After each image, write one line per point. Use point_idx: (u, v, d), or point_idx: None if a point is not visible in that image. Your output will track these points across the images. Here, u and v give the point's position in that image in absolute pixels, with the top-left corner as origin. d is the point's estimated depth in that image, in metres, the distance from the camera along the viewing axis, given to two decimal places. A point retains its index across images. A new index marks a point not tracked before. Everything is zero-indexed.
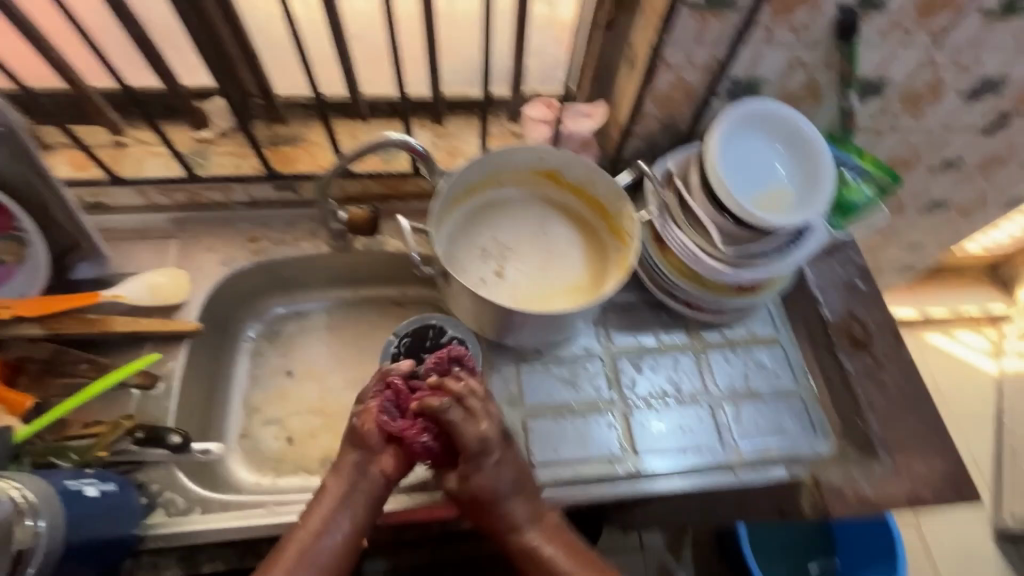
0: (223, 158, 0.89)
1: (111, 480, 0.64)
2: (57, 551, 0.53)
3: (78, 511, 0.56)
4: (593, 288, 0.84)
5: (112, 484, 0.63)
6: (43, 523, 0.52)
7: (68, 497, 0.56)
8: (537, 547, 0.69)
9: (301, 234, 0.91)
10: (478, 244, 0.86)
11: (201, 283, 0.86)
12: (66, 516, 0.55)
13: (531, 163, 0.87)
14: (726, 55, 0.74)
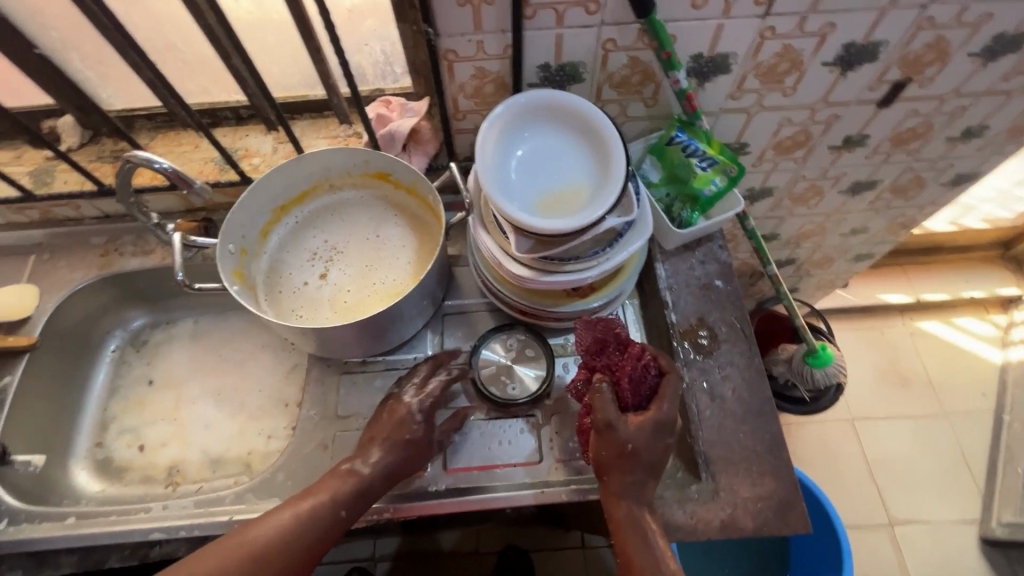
0: (68, 175, 0.90)
1: None
2: None
3: None
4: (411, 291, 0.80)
5: None
6: None
7: None
8: (634, 525, 0.65)
9: (151, 247, 0.93)
10: (308, 249, 0.85)
11: (49, 298, 0.89)
12: None
13: (357, 164, 0.84)
14: (517, 41, 0.67)
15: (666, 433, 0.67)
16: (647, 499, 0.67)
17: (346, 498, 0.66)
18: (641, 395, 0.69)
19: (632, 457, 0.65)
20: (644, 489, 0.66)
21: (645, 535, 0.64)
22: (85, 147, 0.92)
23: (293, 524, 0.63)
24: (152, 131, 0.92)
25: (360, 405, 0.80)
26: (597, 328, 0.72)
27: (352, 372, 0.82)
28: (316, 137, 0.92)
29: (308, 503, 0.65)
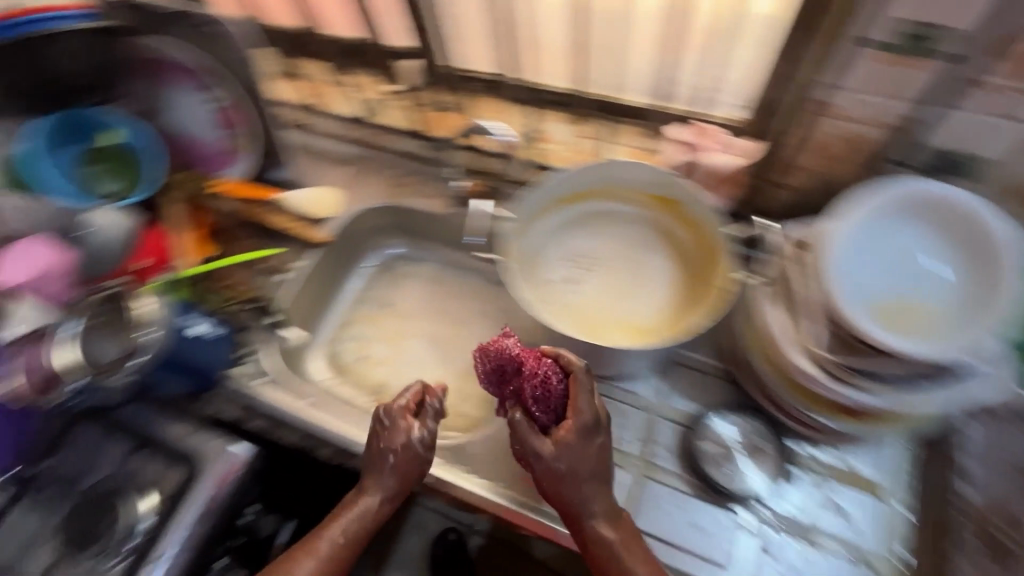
0: (397, 112, 1.03)
1: (224, 327, 0.85)
2: (157, 356, 0.77)
3: (182, 341, 0.80)
4: (662, 333, 0.76)
5: (223, 330, 0.84)
6: (155, 331, 0.76)
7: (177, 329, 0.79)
8: (602, 534, 0.64)
9: (433, 193, 1.03)
10: (564, 247, 0.85)
11: (348, 208, 1.03)
12: (174, 341, 0.79)
13: (648, 183, 0.80)
14: (912, 114, 0.66)
15: (572, 449, 0.65)
16: (592, 509, 0.65)
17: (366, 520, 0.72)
18: (552, 410, 0.68)
19: (563, 483, 0.65)
20: (586, 512, 0.65)
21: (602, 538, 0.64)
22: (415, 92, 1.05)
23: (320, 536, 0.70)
24: (474, 95, 1.01)
25: None
26: (501, 352, 0.72)
27: None
28: (611, 143, 0.92)
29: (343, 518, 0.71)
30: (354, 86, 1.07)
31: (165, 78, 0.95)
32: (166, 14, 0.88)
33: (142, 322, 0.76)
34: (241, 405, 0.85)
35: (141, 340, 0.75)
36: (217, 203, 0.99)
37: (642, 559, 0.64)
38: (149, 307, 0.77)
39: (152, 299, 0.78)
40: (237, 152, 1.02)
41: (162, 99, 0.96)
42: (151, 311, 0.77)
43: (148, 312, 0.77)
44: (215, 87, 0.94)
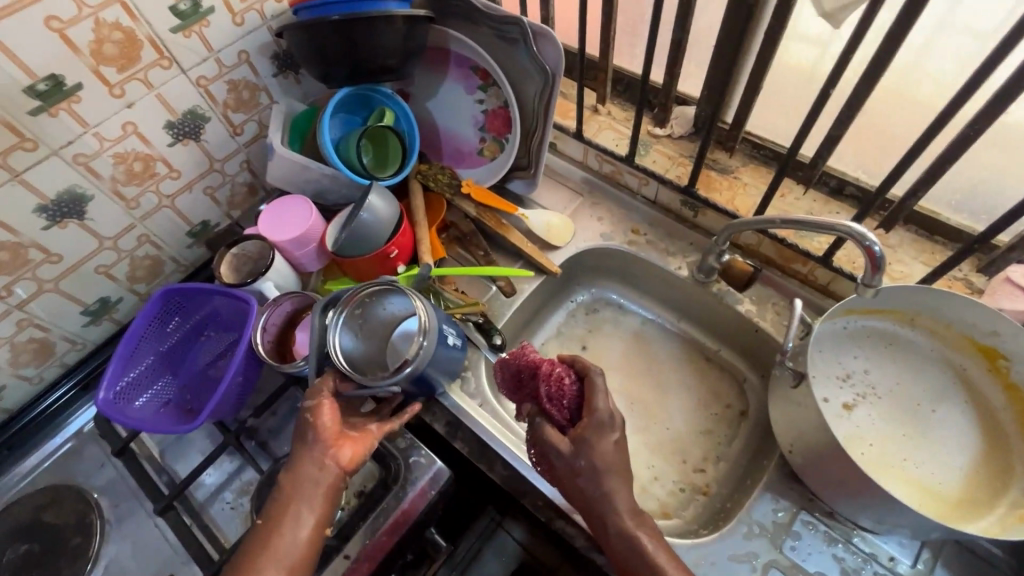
0: (657, 156, 0.96)
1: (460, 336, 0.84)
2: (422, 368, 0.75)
3: (442, 352, 0.78)
4: (961, 508, 0.65)
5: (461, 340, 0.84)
6: (426, 343, 0.73)
7: (442, 340, 0.77)
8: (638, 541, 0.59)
9: (674, 250, 0.95)
10: (841, 363, 0.75)
11: (578, 241, 0.98)
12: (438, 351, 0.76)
13: (976, 329, 0.69)
14: None
15: (593, 455, 0.61)
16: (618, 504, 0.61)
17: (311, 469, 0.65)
18: (567, 410, 0.66)
19: (581, 477, 0.62)
20: (615, 517, 0.61)
21: (618, 531, 0.60)
22: (682, 141, 0.97)
23: (319, 491, 0.64)
24: (751, 161, 0.92)
25: (810, 558, 0.68)
26: (518, 361, 0.70)
27: (812, 516, 0.71)
28: (914, 258, 0.79)
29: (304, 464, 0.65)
30: (617, 118, 1.02)
31: (447, 70, 0.99)
32: (478, 16, 0.89)
33: (422, 331, 0.73)
34: (445, 421, 0.83)
35: (415, 352, 0.72)
36: (456, 204, 0.98)
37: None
38: (426, 315, 0.74)
39: (426, 306, 0.76)
40: (487, 157, 1.02)
41: (434, 91, 1.02)
42: (428, 321, 0.74)
43: (425, 322, 0.74)
44: (491, 94, 0.97)
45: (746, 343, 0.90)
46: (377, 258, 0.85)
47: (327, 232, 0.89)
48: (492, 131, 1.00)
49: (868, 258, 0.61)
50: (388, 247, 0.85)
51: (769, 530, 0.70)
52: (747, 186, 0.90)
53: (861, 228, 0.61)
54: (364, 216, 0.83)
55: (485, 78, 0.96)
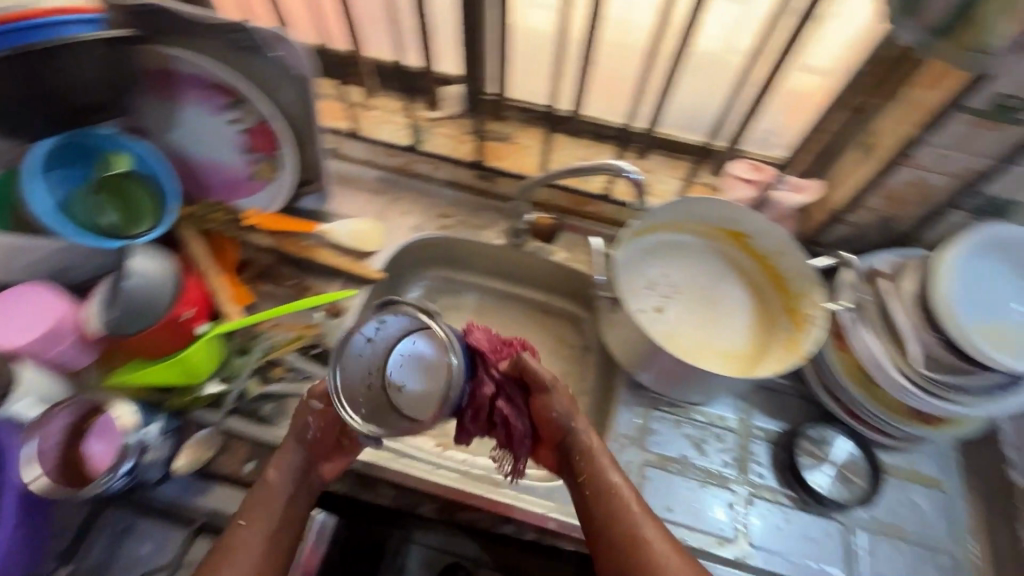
0: (441, 139, 0.97)
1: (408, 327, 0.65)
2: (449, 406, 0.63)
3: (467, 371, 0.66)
4: (752, 358, 0.82)
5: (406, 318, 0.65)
6: (456, 362, 0.64)
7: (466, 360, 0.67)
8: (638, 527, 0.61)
9: (484, 223, 0.98)
10: (644, 276, 0.87)
11: (393, 240, 0.95)
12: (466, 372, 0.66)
13: (723, 218, 0.85)
14: (988, 171, 0.68)
15: (558, 407, 0.67)
16: (614, 485, 0.64)
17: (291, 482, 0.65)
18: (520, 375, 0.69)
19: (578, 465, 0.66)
20: (607, 500, 0.63)
21: (610, 524, 0.62)
22: (460, 118, 0.99)
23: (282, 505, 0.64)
24: (524, 123, 0.99)
25: (670, 446, 0.79)
26: (481, 342, 0.69)
27: (662, 410, 0.82)
28: (670, 176, 0.95)
29: (270, 479, 0.65)
30: (390, 109, 1.00)
31: (182, 96, 0.86)
32: (198, 30, 0.79)
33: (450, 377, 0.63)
34: None
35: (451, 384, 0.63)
36: (247, 239, 0.87)
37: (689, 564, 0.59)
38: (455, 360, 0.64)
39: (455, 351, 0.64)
40: (264, 180, 0.92)
41: (173, 121, 0.88)
42: (456, 362, 0.63)
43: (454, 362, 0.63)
44: (244, 110, 0.87)
45: (572, 286, 0.98)
46: (168, 323, 0.72)
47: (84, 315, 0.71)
48: (261, 150, 0.90)
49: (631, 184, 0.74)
50: (177, 309, 0.72)
51: (634, 437, 0.80)
52: (529, 147, 0.97)
53: (618, 162, 0.74)
54: (128, 282, 0.70)
55: (230, 95, 0.85)
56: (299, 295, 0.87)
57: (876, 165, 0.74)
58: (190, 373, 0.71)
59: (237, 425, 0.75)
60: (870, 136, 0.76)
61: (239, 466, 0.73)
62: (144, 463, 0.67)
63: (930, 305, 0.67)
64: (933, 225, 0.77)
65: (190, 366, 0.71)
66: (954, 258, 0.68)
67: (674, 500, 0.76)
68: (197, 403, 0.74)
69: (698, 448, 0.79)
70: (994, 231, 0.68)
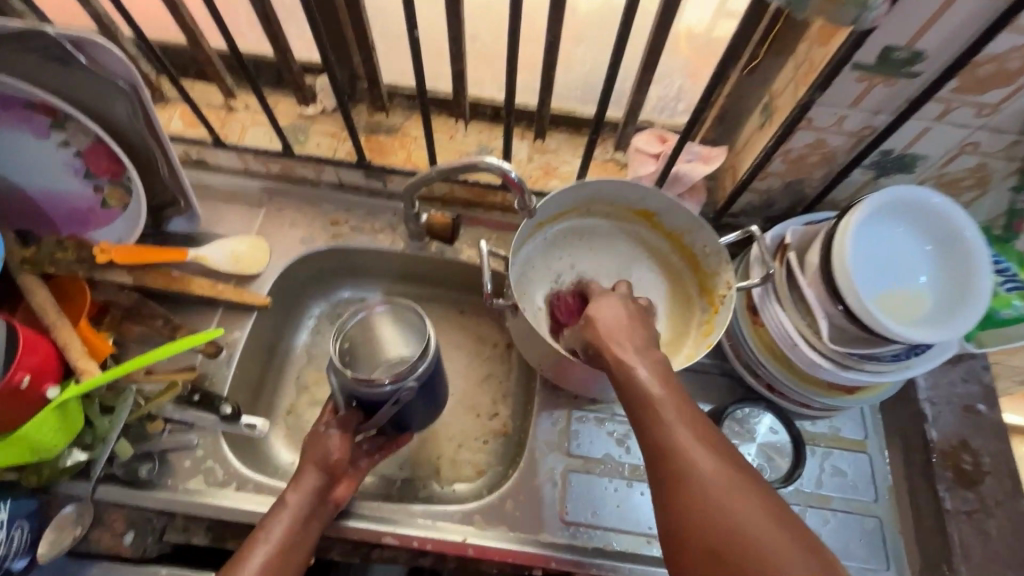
0: (319, 138, 0.87)
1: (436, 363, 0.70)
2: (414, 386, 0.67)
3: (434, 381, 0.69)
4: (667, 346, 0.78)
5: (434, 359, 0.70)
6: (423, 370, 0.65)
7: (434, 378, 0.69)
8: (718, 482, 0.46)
9: (380, 226, 0.89)
10: (553, 269, 0.82)
11: (278, 257, 0.86)
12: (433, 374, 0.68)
13: (628, 200, 0.79)
14: (884, 126, 0.63)
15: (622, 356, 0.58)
16: (677, 443, 0.49)
17: (309, 504, 0.63)
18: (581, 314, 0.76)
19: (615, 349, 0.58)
20: (672, 441, 0.50)
21: (663, 394, 0.53)
22: (338, 111, 0.90)
23: (293, 529, 0.61)
24: (410, 111, 0.89)
25: (592, 447, 0.76)
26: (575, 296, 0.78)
27: (582, 410, 0.78)
28: (572, 154, 0.88)
29: (291, 500, 0.63)
30: (257, 109, 0.89)
31: None
32: None
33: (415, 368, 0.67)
34: (204, 530, 0.69)
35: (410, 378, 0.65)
36: (101, 279, 0.76)
37: (762, 503, 0.45)
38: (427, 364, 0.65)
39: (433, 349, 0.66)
40: (116, 206, 0.81)
41: None
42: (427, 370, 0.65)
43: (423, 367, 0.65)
44: (73, 130, 0.74)
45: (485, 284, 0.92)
46: (4, 396, 0.61)
47: None
48: (104, 174, 0.78)
49: (512, 184, 0.67)
50: (12, 376, 0.62)
51: (555, 442, 0.76)
52: (416, 138, 0.88)
53: (497, 159, 0.66)
54: None
55: (53, 113, 0.72)
56: (173, 335, 0.77)
57: (773, 129, 0.69)
58: (36, 451, 0.62)
59: (108, 494, 0.68)
60: (767, 96, 0.71)
61: (118, 539, 0.67)
62: None
63: (832, 274, 0.63)
64: (839, 185, 0.73)
65: (33, 444, 0.61)
66: (856, 223, 0.64)
67: (601, 504, 0.72)
68: (59, 476, 0.66)
69: (623, 445, 0.76)
70: (915, 188, 0.63)
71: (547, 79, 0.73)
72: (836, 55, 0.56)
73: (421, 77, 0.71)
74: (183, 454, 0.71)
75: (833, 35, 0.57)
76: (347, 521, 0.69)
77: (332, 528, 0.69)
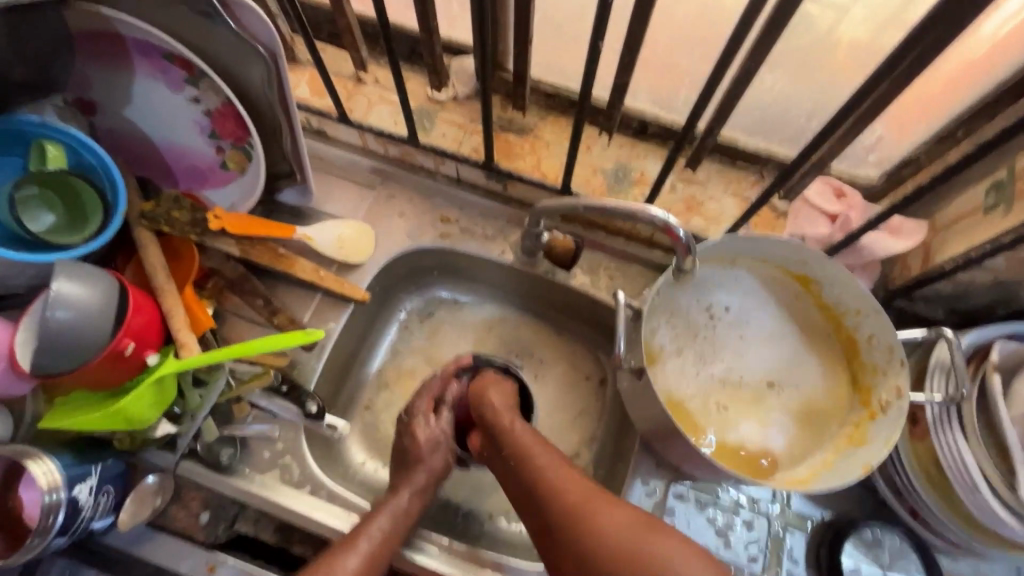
0: (445, 127, 0.80)
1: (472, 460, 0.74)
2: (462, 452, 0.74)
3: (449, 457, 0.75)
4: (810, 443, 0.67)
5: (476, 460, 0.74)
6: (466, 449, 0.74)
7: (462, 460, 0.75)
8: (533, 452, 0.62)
9: (491, 233, 0.82)
10: (675, 326, 0.70)
11: (383, 248, 0.81)
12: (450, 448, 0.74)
13: (788, 260, 0.67)
14: None
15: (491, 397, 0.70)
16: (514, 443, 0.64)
17: (418, 502, 0.65)
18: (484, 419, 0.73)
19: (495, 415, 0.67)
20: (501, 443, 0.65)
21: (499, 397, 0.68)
22: (470, 101, 0.82)
23: (391, 530, 0.61)
24: (547, 111, 0.80)
25: (688, 531, 0.68)
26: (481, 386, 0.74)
27: (682, 485, 0.69)
28: (723, 191, 0.76)
29: (397, 501, 0.63)
30: (386, 85, 0.83)
31: (132, 63, 0.70)
32: None
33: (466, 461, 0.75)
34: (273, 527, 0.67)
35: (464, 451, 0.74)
36: (211, 245, 0.74)
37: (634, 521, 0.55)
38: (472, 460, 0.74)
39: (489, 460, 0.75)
40: (234, 170, 0.78)
41: (127, 94, 0.73)
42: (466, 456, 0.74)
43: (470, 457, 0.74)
44: (205, 88, 0.71)
45: (591, 316, 0.83)
46: (109, 359, 0.61)
47: (17, 341, 0.62)
48: (228, 137, 0.75)
49: (676, 242, 0.56)
50: (119, 341, 0.61)
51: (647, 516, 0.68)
52: (549, 143, 0.79)
53: (662, 212, 0.55)
54: (55, 314, 0.58)
55: (189, 68, 0.69)
56: (271, 316, 0.74)
57: (1010, 222, 0.55)
58: (131, 422, 0.61)
59: (190, 472, 0.67)
60: (1007, 175, 0.56)
61: (193, 519, 0.66)
62: (81, 521, 0.59)
63: None
64: None
65: (129, 416, 0.60)
66: None
67: None
68: (149, 444, 0.65)
69: (720, 535, 0.67)
70: None
71: (727, 108, 0.62)
72: None
73: (582, 85, 0.62)
74: (263, 444, 0.69)
75: None
76: (411, 552, 0.65)
77: (399, 561, 0.65)
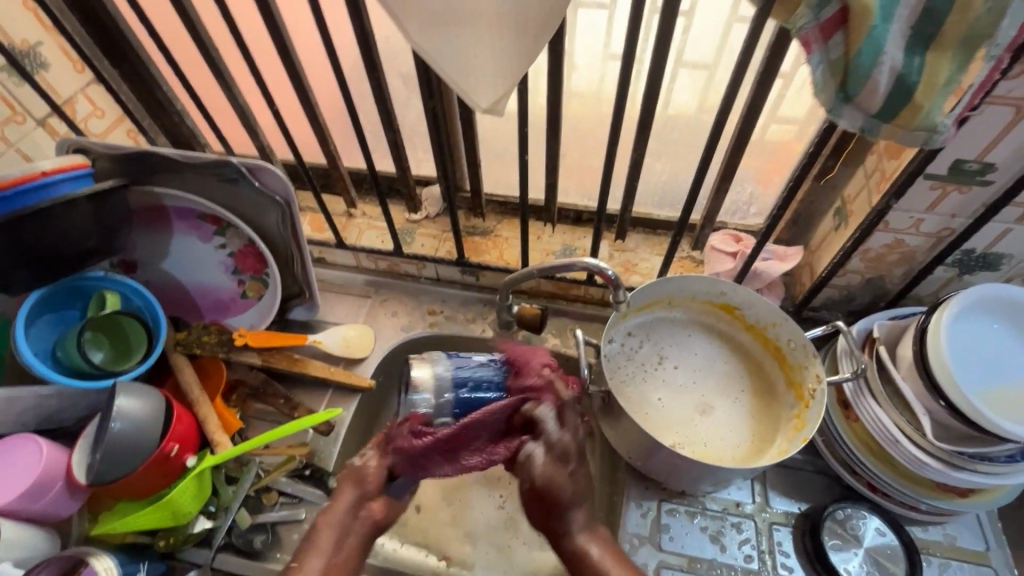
0: (424, 239, 1.00)
1: None
2: None
3: None
4: (744, 450, 0.78)
5: None
6: None
7: None
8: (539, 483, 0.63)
9: (473, 317, 0.98)
10: (630, 351, 0.85)
11: (382, 342, 0.95)
12: None
13: (710, 294, 0.83)
14: (964, 229, 0.67)
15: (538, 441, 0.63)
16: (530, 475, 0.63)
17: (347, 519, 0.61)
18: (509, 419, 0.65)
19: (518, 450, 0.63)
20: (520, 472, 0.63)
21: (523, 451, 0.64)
22: (441, 217, 1.03)
23: (337, 550, 0.60)
24: (503, 215, 1.01)
25: (686, 543, 0.74)
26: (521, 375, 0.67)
27: (672, 502, 0.77)
28: (651, 252, 0.95)
29: (334, 514, 0.61)
30: (373, 216, 1.04)
31: (171, 225, 0.89)
32: (183, 167, 0.81)
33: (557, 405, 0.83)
34: None
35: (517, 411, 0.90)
36: (235, 359, 0.88)
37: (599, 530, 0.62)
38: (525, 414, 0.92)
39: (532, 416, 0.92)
40: (252, 297, 0.94)
41: (165, 250, 0.91)
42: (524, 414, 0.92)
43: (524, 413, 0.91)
44: (231, 235, 0.89)
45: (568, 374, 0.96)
46: (155, 462, 0.70)
47: (73, 460, 0.71)
48: (248, 271, 0.92)
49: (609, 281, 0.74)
50: (165, 445, 0.70)
51: (647, 535, 0.75)
52: (508, 239, 0.99)
53: (593, 259, 0.73)
54: (115, 426, 0.68)
55: (218, 222, 0.88)
56: (291, 412, 0.86)
57: (849, 231, 0.74)
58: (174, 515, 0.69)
59: (227, 564, 0.73)
60: (839, 202, 0.77)
61: None
62: None
63: (935, 371, 0.64)
64: (922, 281, 0.76)
65: (173, 509, 0.69)
66: (950, 319, 0.66)
67: None
68: (186, 543, 0.72)
69: (714, 540, 0.74)
70: (1003, 285, 0.66)
71: (631, 188, 0.83)
72: (907, 168, 0.62)
73: (523, 187, 0.83)
74: (291, 527, 0.76)
75: (902, 151, 0.63)
76: None
77: None
